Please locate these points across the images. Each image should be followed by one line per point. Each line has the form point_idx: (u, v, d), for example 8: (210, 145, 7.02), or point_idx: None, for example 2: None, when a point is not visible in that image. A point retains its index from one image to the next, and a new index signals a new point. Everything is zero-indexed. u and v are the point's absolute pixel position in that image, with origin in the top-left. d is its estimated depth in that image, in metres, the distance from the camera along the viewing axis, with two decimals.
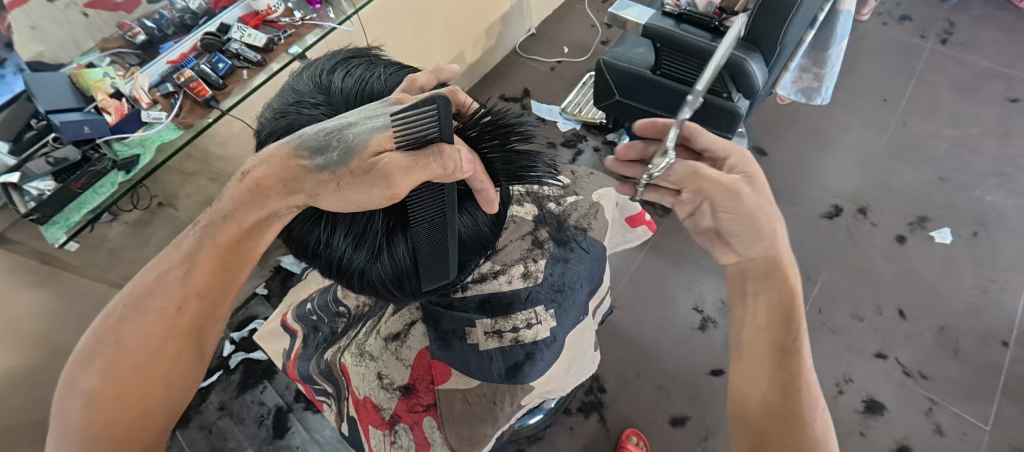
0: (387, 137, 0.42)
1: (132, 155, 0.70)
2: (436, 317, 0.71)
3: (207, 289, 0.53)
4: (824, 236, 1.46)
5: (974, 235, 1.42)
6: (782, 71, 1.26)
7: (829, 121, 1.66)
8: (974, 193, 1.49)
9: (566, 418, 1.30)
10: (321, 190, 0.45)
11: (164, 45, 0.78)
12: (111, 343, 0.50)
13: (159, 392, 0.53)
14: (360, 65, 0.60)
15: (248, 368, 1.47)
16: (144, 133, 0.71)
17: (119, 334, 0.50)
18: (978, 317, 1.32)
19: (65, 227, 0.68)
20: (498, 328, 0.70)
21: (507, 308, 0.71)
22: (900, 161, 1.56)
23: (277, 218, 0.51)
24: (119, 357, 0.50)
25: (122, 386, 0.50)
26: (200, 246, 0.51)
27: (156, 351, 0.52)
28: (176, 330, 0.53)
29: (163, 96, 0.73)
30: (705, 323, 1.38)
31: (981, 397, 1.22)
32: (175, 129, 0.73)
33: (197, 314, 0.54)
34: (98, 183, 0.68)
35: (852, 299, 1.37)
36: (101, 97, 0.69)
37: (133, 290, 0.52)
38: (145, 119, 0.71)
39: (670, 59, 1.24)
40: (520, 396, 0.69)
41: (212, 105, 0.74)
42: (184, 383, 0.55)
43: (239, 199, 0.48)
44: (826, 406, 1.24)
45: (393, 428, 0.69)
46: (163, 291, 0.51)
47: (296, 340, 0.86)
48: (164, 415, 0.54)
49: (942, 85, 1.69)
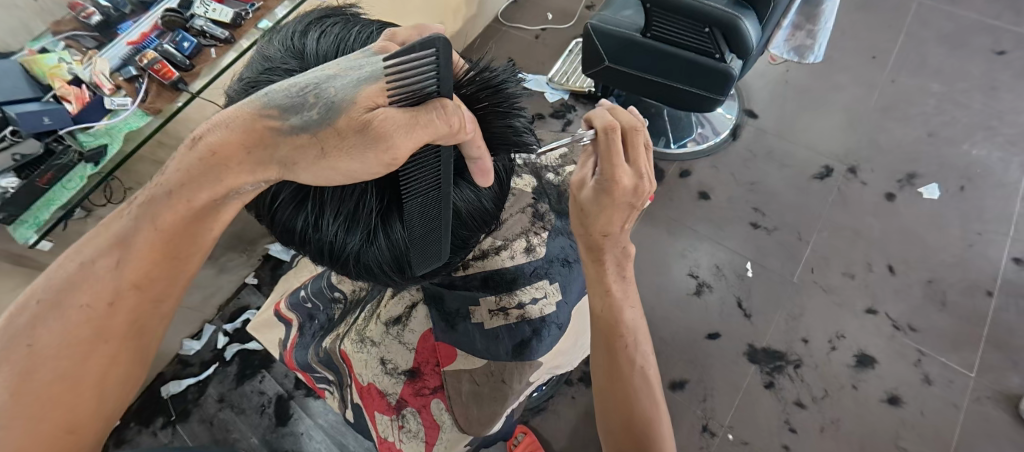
0: (377, 91, 0.39)
1: (99, 145, 0.66)
2: (437, 297, 0.68)
3: (148, 281, 0.45)
4: (814, 196, 1.47)
5: (961, 190, 1.44)
6: (775, 29, 1.24)
7: (819, 81, 1.64)
8: (962, 147, 1.50)
9: (567, 389, 1.33)
10: (299, 155, 0.41)
11: (124, 25, 0.72)
12: (24, 347, 0.42)
13: (90, 403, 0.45)
14: (337, 24, 0.56)
15: (245, 358, 1.45)
16: (110, 121, 0.66)
17: (35, 338, 0.42)
18: (964, 269, 1.35)
19: (35, 226, 0.64)
20: (503, 305, 0.68)
21: (511, 284, 0.69)
22: (889, 118, 1.56)
23: (237, 196, 0.45)
24: (34, 365, 0.42)
25: (37, 399, 0.42)
26: (137, 228, 0.44)
27: (84, 356, 0.44)
28: (108, 330, 0.45)
29: (127, 81, 0.68)
30: (701, 288, 1.39)
31: (967, 346, 1.26)
32: (144, 116, 0.68)
33: (136, 311, 0.46)
34: (66, 177, 0.64)
35: (844, 257, 1.39)
36: (59, 85, 0.64)
37: (52, 284, 0.44)
38: (109, 106, 0.66)
39: (661, 20, 1.20)
40: (528, 372, 0.67)
41: (180, 88, 0.70)
42: (123, 390, 0.48)
43: (190, 172, 0.42)
44: (819, 363, 1.28)
45: (401, 412, 0.69)
46: (91, 285, 0.44)
47: (291, 329, 0.84)
48: (96, 431, 0.47)
49: (930, 39, 1.68)
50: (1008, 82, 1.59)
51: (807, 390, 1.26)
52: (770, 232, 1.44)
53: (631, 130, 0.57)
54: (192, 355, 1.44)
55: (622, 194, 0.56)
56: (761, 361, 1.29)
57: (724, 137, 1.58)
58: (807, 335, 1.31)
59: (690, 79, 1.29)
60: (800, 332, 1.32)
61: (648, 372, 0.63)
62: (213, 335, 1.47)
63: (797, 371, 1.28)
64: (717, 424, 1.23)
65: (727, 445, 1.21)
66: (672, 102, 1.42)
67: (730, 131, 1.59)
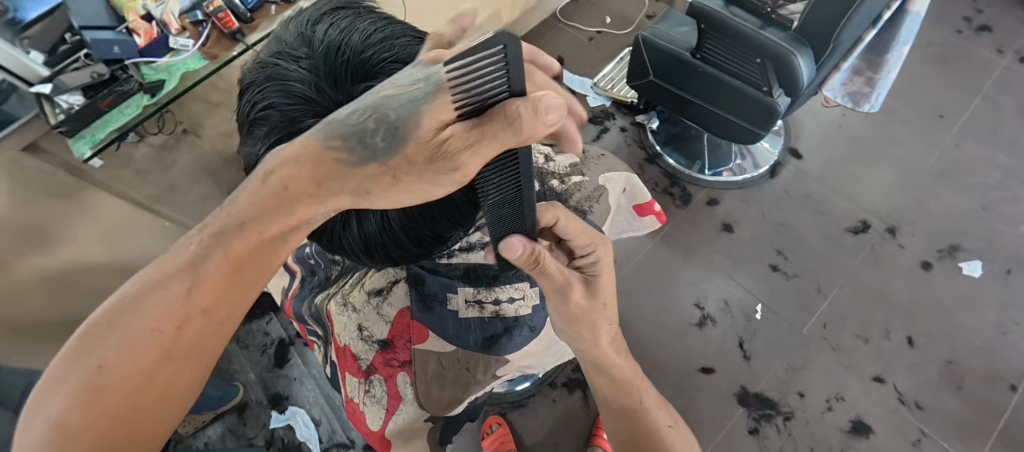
0: (443, 107, 0.38)
1: (157, 79, 0.81)
2: (419, 278, 0.68)
3: (214, 307, 0.46)
4: (844, 250, 1.41)
5: (1007, 273, 1.35)
6: (832, 70, 1.18)
7: (875, 131, 1.56)
8: (1019, 228, 1.40)
9: (550, 390, 1.35)
10: (367, 185, 0.42)
11: None
12: (96, 363, 0.41)
13: (151, 424, 0.44)
14: (349, 15, 0.53)
15: (258, 298, 1.54)
16: (170, 59, 0.81)
17: (108, 355, 0.42)
18: (991, 356, 1.26)
19: (92, 143, 0.79)
20: (480, 298, 0.69)
21: (491, 279, 0.70)
22: (944, 183, 1.46)
23: (303, 226, 0.47)
24: (102, 383, 0.41)
25: (104, 416, 0.41)
26: (207, 256, 0.45)
27: (148, 374, 0.43)
28: (176, 349, 0.44)
29: (191, 24, 0.83)
30: (704, 320, 1.37)
31: (975, 437, 1.19)
32: (201, 58, 0.84)
33: (200, 333, 0.46)
34: (124, 103, 0.79)
35: (861, 318, 1.33)
36: (133, 19, 0.79)
37: (122, 301, 0.43)
38: (173, 45, 0.81)
39: (713, 43, 1.17)
40: (494, 366, 0.70)
41: (236, 37, 0.85)
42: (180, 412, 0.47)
43: (262, 204, 0.44)
44: (810, 420, 1.24)
45: (369, 377, 0.69)
46: (160, 303, 0.44)
47: (295, 280, 0.90)
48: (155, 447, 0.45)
49: (1009, 106, 1.56)
50: None
51: (792, 444, 1.22)
52: (789, 277, 1.40)
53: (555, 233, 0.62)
54: None
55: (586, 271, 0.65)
56: (751, 405, 1.27)
57: (762, 171, 1.53)
58: (804, 389, 1.27)
59: (734, 108, 1.26)
60: (797, 385, 1.28)
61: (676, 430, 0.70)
62: None
63: (785, 423, 1.24)
64: None
65: None
66: (713, 129, 1.39)
67: (769, 166, 1.54)
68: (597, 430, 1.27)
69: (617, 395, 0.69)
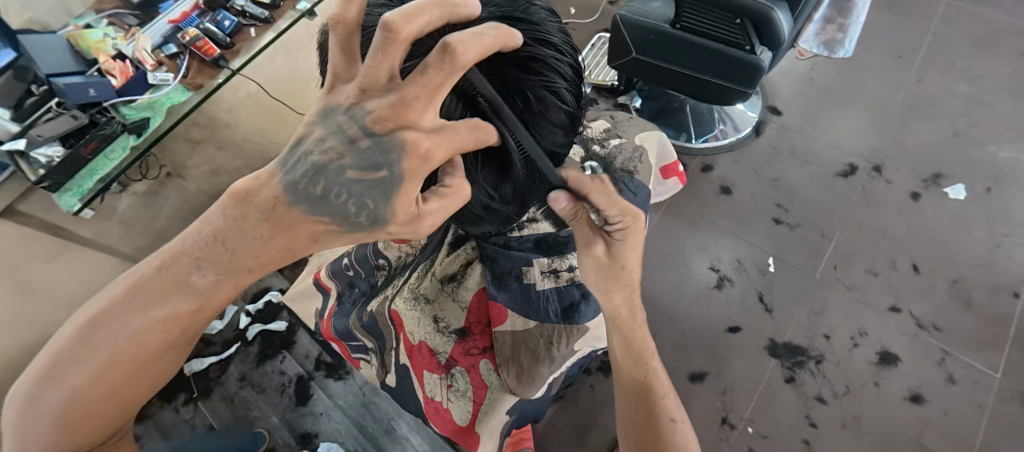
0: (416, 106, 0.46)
1: (141, 117, 0.92)
2: (492, 258, 0.73)
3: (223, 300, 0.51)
4: (838, 194, 1.47)
5: (987, 191, 1.44)
6: (806, 22, 1.25)
7: (844, 80, 1.64)
8: (989, 148, 1.49)
9: (585, 377, 1.33)
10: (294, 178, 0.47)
11: (164, 6, 1.02)
12: (116, 339, 0.48)
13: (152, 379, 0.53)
14: None
15: (267, 338, 1.46)
16: (152, 95, 0.93)
17: (125, 336, 0.48)
18: (990, 269, 1.34)
19: (80, 191, 0.89)
20: (554, 267, 0.74)
21: (562, 248, 0.75)
22: (915, 117, 1.56)
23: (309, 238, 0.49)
24: (118, 348, 0.49)
25: (115, 381, 0.50)
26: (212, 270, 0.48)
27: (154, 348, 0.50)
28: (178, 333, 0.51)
29: (166, 58, 0.96)
30: (721, 282, 1.39)
31: (992, 347, 1.25)
32: (183, 91, 0.96)
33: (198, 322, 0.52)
34: (108, 145, 0.89)
35: (866, 255, 1.39)
36: (106, 61, 0.91)
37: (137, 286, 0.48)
38: (152, 82, 0.93)
39: (691, 12, 1.21)
40: (574, 336, 0.74)
41: (220, 64, 0.97)
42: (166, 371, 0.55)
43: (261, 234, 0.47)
44: (840, 359, 1.28)
45: (450, 371, 0.77)
46: (169, 304, 0.49)
47: (329, 298, 0.92)
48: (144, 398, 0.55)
49: (957, 40, 1.68)
50: None
51: (829, 386, 1.25)
52: (793, 228, 1.45)
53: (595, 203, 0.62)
54: (214, 334, 1.46)
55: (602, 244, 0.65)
56: (783, 356, 1.29)
57: (746, 133, 1.58)
58: (829, 331, 1.31)
59: (719, 71, 1.30)
60: (822, 328, 1.32)
61: (683, 425, 0.65)
62: (235, 315, 1.48)
63: (818, 366, 1.27)
64: (736, 416, 1.24)
65: (746, 438, 1.21)
66: (700, 95, 1.43)
67: (752, 127, 1.59)
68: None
69: (628, 361, 0.68)
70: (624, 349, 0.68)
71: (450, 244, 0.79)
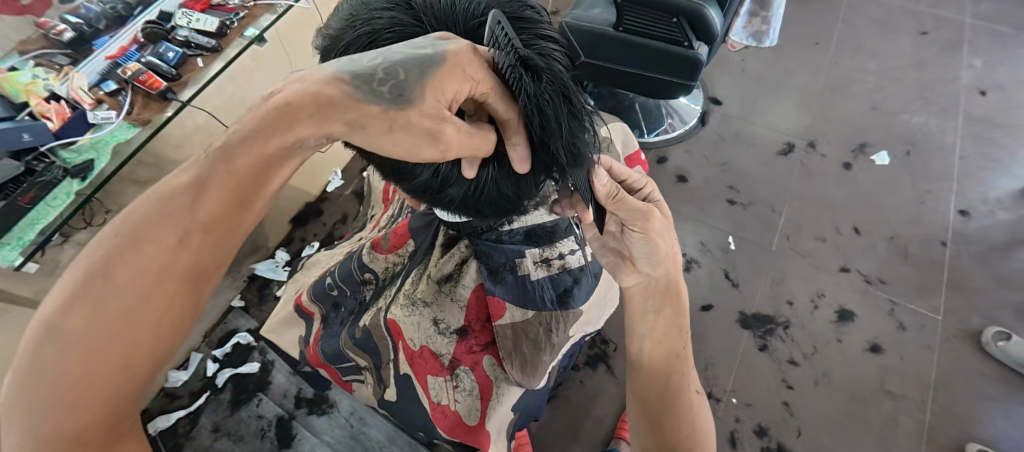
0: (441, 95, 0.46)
1: (84, 160, 0.74)
2: (486, 253, 0.74)
3: (214, 222, 0.44)
4: (781, 172, 1.59)
5: (907, 154, 1.59)
6: (734, 17, 1.36)
7: (772, 68, 1.78)
8: (903, 116, 1.66)
9: (575, 374, 1.35)
10: (370, 121, 0.44)
11: (98, 40, 0.81)
12: (102, 279, 0.41)
13: (148, 342, 0.43)
14: None
15: (238, 382, 1.37)
16: (94, 135, 0.74)
17: (111, 270, 0.41)
18: (920, 223, 1.48)
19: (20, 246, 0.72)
20: (546, 256, 0.77)
21: (550, 237, 0.77)
22: (837, 96, 1.71)
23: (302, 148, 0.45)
24: (111, 285, 0.41)
25: (105, 330, 0.41)
26: (211, 171, 0.43)
27: (148, 290, 0.42)
28: (175, 268, 0.43)
29: (107, 94, 0.77)
30: (689, 264, 1.46)
31: (931, 292, 1.38)
32: (129, 127, 0.78)
33: (203, 254, 0.44)
34: (49, 195, 0.72)
35: (814, 223, 1.50)
36: (35, 101, 0.72)
37: (133, 218, 0.42)
38: (93, 120, 0.74)
39: (632, 14, 1.28)
40: (570, 321, 0.78)
41: (168, 97, 0.80)
42: (172, 335, 0.45)
43: (265, 118, 0.43)
44: (805, 322, 1.37)
45: (455, 372, 0.78)
46: (166, 222, 0.42)
47: (314, 322, 0.90)
48: (150, 370, 0.44)
49: (862, 24, 1.87)
50: (933, 58, 1.77)
51: (798, 348, 1.34)
52: (746, 207, 1.54)
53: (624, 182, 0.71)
54: (178, 386, 1.35)
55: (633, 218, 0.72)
56: (754, 326, 1.37)
57: (692, 124, 1.68)
58: (791, 297, 1.40)
59: (663, 68, 1.38)
60: (785, 296, 1.41)
61: (698, 395, 0.74)
62: (201, 362, 1.39)
63: (787, 332, 1.36)
64: (720, 390, 1.29)
65: (732, 408, 1.27)
66: (646, 92, 1.51)
67: (697, 118, 1.69)
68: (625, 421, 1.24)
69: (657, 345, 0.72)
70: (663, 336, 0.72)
71: (444, 244, 0.80)
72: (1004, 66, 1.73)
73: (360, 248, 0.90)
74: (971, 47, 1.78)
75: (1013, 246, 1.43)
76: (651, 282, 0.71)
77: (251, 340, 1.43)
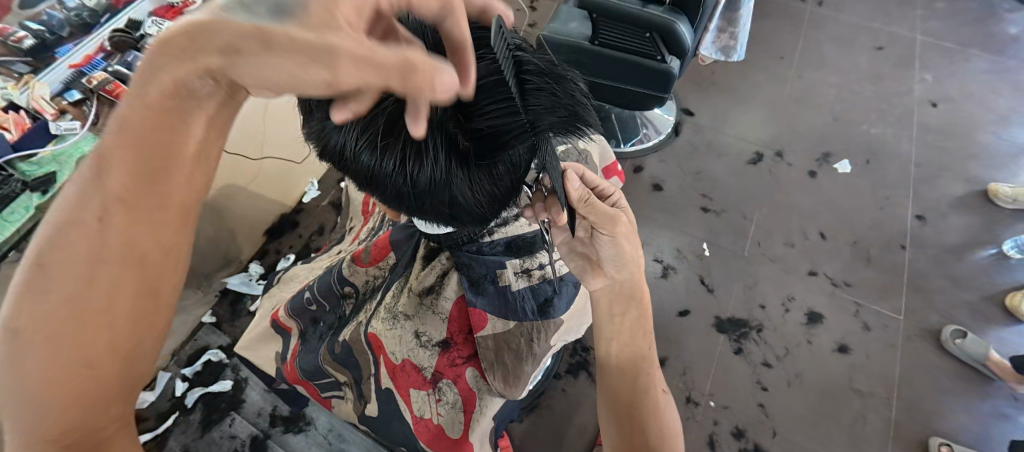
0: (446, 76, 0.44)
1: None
2: (467, 264, 0.73)
3: (139, 187, 0.39)
4: (751, 180, 1.65)
5: (867, 162, 1.68)
6: (703, 32, 1.41)
7: (740, 80, 1.85)
8: (862, 127, 1.75)
9: (556, 382, 1.35)
10: (358, 86, 0.41)
11: None
12: (62, 263, 0.37)
13: (135, 325, 0.40)
14: None
15: (209, 402, 1.32)
16: None
17: (74, 254, 0.38)
18: (880, 228, 1.56)
19: None
20: (526, 267, 0.75)
21: (530, 247, 0.75)
22: (801, 107, 1.79)
23: (277, 107, 0.41)
24: (75, 268, 0.38)
25: (83, 316, 0.38)
26: (177, 135, 0.40)
27: (124, 268, 0.39)
28: (150, 244, 0.40)
29: None
30: (666, 271, 1.50)
31: (893, 294, 1.45)
32: None
33: (179, 224, 0.41)
34: None
35: (783, 229, 1.56)
36: None
37: (86, 196, 0.38)
38: None
39: (607, 28, 1.31)
40: (552, 331, 0.77)
41: None
42: (160, 314, 0.42)
43: (227, 74, 0.38)
44: (777, 325, 1.41)
45: (437, 385, 0.77)
46: (131, 195, 0.39)
47: (291, 338, 0.89)
48: (142, 355, 0.42)
49: (823, 40, 1.96)
50: (888, 72, 1.88)
51: (771, 351, 1.38)
52: (719, 214, 1.59)
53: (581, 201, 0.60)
54: (146, 407, 1.29)
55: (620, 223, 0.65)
56: (728, 330, 1.41)
57: (665, 134, 1.72)
58: (763, 301, 1.45)
59: (637, 80, 1.41)
60: (757, 299, 1.45)
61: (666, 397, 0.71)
62: (169, 381, 1.33)
63: (760, 335, 1.40)
64: (698, 393, 1.32)
65: (710, 412, 1.30)
66: (621, 104, 1.54)
67: (670, 128, 1.74)
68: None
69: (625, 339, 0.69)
70: (632, 331, 0.69)
71: (424, 257, 0.78)
72: (952, 79, 1.84)
73: (340, 261, 0.89)
74: (922, 62, 1.90)
75: (966, 249, 1.52)
76: (617, 285, 0.67)
77: (223, 357, 1.38)
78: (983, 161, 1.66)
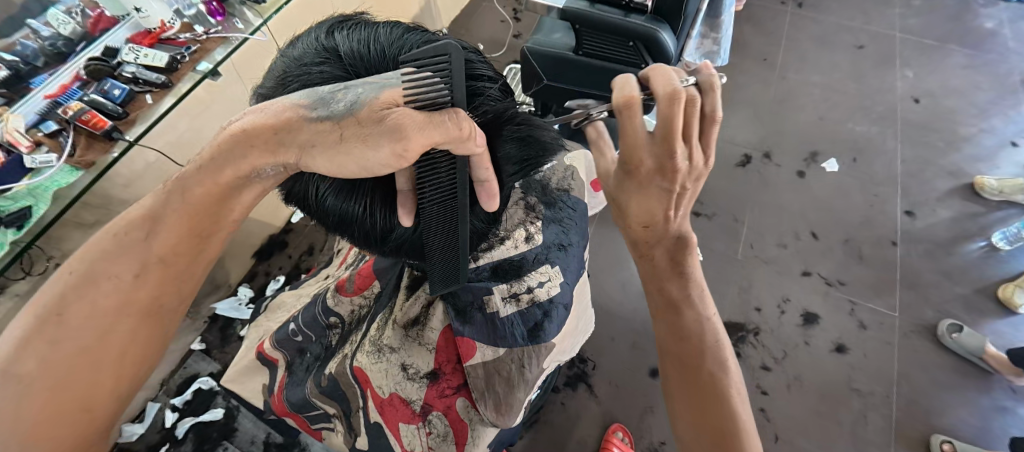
0: (397, 92, 0.45)
1: (20, 208, 0.69)
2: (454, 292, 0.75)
3: (170, 257, 0.54)
4: (740, 182, 1.65)
5: (854, 160, 1.69)
6: (687, 38, 1.41)
7: (724, 84, 1.86)
8: (848, 125, 1.76)
9: (555, 396, 1.33)
10: (320, 137, 0.46)
11: (36, 79, 0.75)
12: (56, 316, 0.51)
13: (108, 375, 0.53)
14: (359, 24, 0.55)
15: (201, 433, 1.29)
16: (31, 181, 0.69)
17: (68, 308, 0.51)
18: (871, 226, 1.56)
19: None
20: (514, 291, 0.77)
21: (518, 271, 0.79)
22: (786, 108, 1.80)
23: (258, 177, 0.52)
24: (67, 319, 0.51)
25: (67, 366, 0.51)
26: (165, 211, 0.53)
27: (109, 324, 0.52)
28: (132, 303, 0.53)
29: (48, 136, 0.72)
30: None
31: (887, 291, 1.45)
32: (72, 171, 0.72)
33: (156, 287, 0.54)
34: None
35: (775, 231, 1.56)
36: None
37: (88, 258, 0.52)
38: (31, 166, 0.69)
39: (590, 38, 1.30)
40: (543, 355, 0.76)
41: (115, 136, 0.74)
42: (133, 367, 0.55)
43: (221, 146, 0.50)
44: (773, 327, 1.41)
45: (427, 418, 0.74)
46: (121, 259, 0.53)
47: (277, 370, 0.86)
48: (111, 405, 0.54)
49: (804, 40, 1.98)
50: (870, 70, 1.89)
51: (769, 354, 1.37)
52: (711, 218, 1.59)
53: (666, 100, 0.48)
54: (135, 441, 1.26)
55: (647, 175, 0.53)
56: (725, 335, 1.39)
57: None
58: (759, 304, 1.44)
59: None
60: (752, 302, 1.45)
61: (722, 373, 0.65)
62: (157, 413, 1.29)
63: (756, 337, 1.39)
64: None
65: None
66: None
67: None
68: (607, 443, 1.23)
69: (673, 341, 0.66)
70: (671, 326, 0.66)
71: (409, 286, 0.80)
72: (933, 75, 1.87)
73: (325, 290, 0.88)
74: (903, 59, 1.92)
75: (956, 242, 1.53)
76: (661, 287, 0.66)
77: (214, 384, 1.35)
78: (968, 155, 1.68)
